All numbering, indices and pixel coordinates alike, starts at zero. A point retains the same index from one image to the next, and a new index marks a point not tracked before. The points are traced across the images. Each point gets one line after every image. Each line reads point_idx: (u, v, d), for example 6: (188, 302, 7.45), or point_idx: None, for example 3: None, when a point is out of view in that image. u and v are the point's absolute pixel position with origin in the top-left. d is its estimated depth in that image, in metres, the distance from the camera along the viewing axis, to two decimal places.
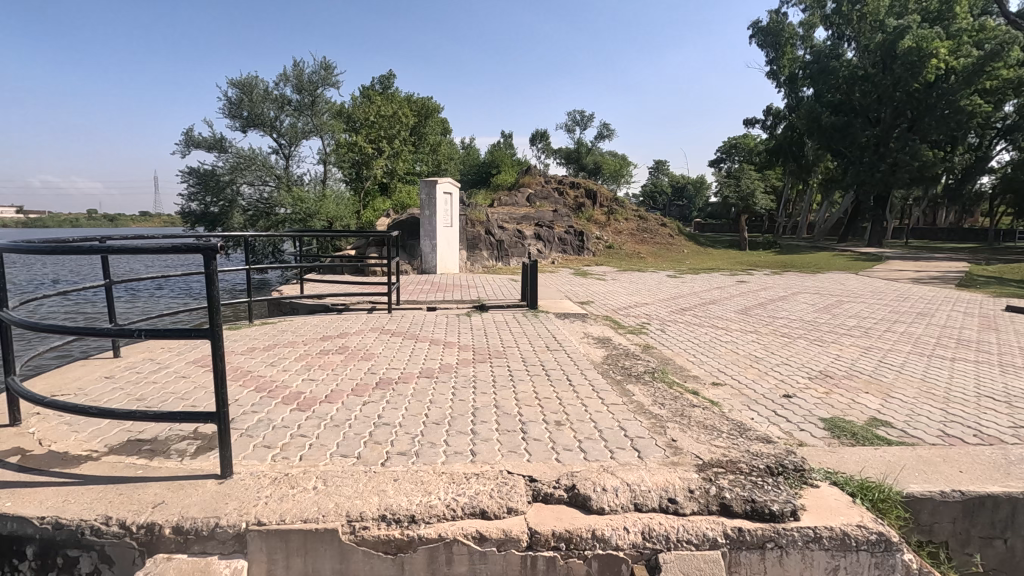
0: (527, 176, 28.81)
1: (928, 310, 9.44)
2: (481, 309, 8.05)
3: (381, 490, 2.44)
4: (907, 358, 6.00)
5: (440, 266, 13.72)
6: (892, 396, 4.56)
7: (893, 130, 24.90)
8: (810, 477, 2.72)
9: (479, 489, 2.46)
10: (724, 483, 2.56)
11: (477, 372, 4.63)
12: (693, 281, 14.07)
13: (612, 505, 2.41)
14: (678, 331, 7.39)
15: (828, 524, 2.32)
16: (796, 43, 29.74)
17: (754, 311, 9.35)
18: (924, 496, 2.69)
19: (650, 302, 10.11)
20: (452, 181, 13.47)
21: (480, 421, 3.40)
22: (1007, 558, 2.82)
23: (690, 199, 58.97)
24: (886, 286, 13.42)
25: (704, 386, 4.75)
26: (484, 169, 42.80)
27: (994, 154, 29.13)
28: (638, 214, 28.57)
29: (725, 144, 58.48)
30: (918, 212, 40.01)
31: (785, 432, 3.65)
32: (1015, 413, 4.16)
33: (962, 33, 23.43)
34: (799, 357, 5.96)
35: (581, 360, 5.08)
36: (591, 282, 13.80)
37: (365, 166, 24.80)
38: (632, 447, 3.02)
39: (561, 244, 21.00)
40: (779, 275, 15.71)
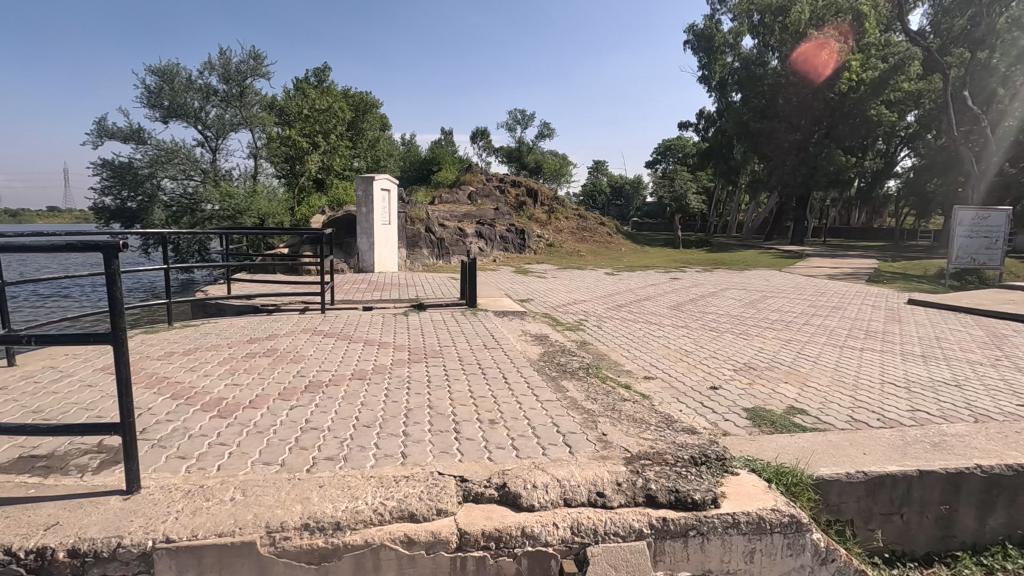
0: (468, 173, 28.56)
1: (841, 305, 10.15)
2: (419, 309, 7.93)
3: (306, 497, 2.34)
4: (822, 349, 6.43)
5: (378, 263, 13.38)
6: (808, 385, 4.87)
7: (812, 136, 26.85)
8: (731, 465, 2.84)
9: (409, 492, 2.41)
10: (650, 474, 2.63)
11: (412, 372, 4.55)
12: (630, 279, 14.47)
13: (542, 501, 2.42)
14: (614, 327, 7.58)
15: (746, 509, 2.43)
16: (726, 50, 31.05)
17: (686, 307, 9.71)
18: (832, 478, 2.88)
19: (589, 299, 10.32)
20: (389, 178, 13.23)
21: (412, 423, 3.34)
22: (903, 531, 3.05)
23: (628, 199, 60.65)
24: (806, 282, 14.32)
25: (636, 380, 4.88)
26: (426, 166, 42.24)
27: (899, 160, 31.66)
28: (579, 213, 29.02)
29: (661, 145, 60.62)
30: (834, 213, 42.98)
31: (710, 423, 3.82)
32: (914, 398, 4.55)
33: (869, 47, 24.89)
34: (726, 350, 6.25)
35: (520, 357, 5.09)
36: (532, 279, 13.89)
37: (298, 161, 23.80)
38: (563, 443, 3.05)
39: (502, 243, 21.07)
40: (710, 272, 16.44)
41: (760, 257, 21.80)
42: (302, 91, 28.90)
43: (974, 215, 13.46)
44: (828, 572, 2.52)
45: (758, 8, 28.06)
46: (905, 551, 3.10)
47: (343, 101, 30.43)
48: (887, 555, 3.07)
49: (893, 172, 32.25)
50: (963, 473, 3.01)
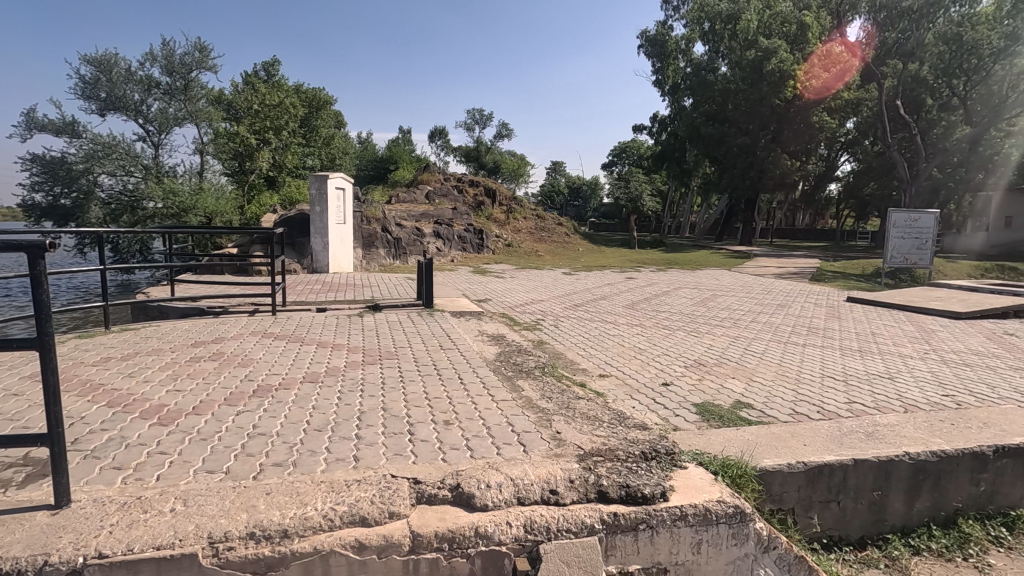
0: (425, 173, 28.21)
1: (786, 303, 10.61)
2: (375, 309, 7.82)
3: (252, 505, 2.27)
4: (768, 345, 6.70)
5: (332, 263, 13.06)
6: (754, 379, 5.07)
7: (759, 140, 27.69)
8: (680, 459, 2.92)
9: (360, 496, 2.37)
10: (602, 470, 2.67)
11: (366, 374, 4.47)
12: (587, 278, 14.67)
13: (495, 500, 2.43)
14: (570, 326, 7.68)
15: (693, 502, 2.50)
16: (678, 56, 31.93)
17: (640, 306, 9.94)
18: (774, 469, 3.01)
19: (546, 299, 10.41)
20: (343, 177, 12.99)
21: (365, 425, 3.28)
22: (839, 517, 3.20)
23: (586, 199, 61.60)
24: (754, 281, 14.88)
25: (591, 378, 4.97)
26: (382, 164, 41.57)
27: (839, 165, 33.30)
28: (537, 213, 29.20)
29: (617, 147, 61.83)
30: (780, 214, 44.87)
31: (661, 418, 3.93)
32: (851, 390, 4.80)
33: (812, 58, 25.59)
34: (677, 348, 6.43)
35: (476, 358, 5.09)
36: (490, 280, 13.87)
37: (248, 158, 22.98)
38: (518, 442, 3.07)
39: (460, 243, 20.96)
40: (664, 272, 16.83)
41: (711, 258, 22.44)
42: (251, 86, 27.96)
43: (908, 218, 14.33)
44: (770, 559, 2.62)
45: (709, 16, 28.83)
46: (842, 536, 3.26)
47: (295, 97, 29.60)
48: (824, 541, 3.23)
49: (834, 176, 33.92)
50: (893, 460, 3.19)
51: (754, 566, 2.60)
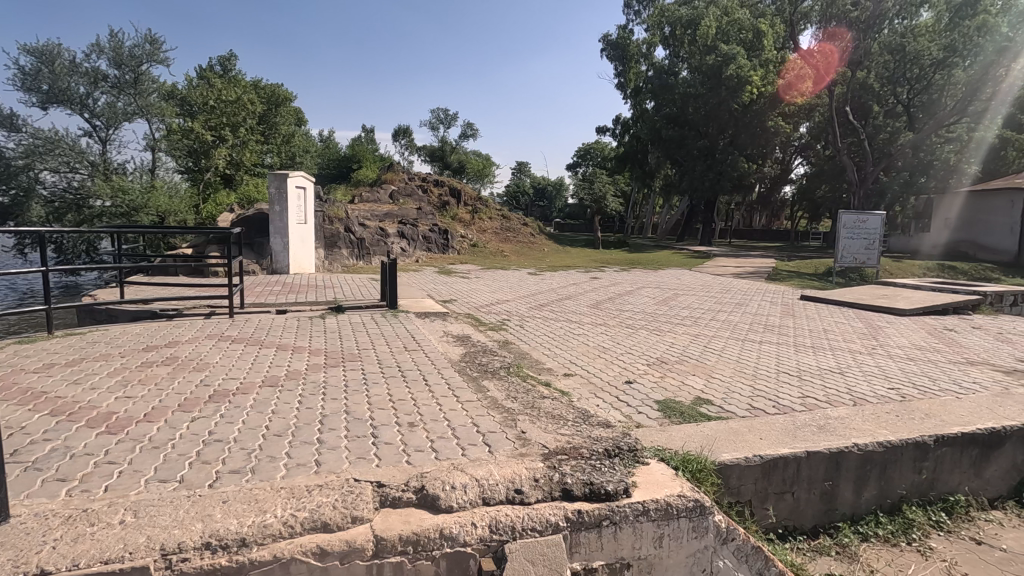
0: (389, 172, 27.86)
1: (744, 301, 10.96)
2: (338, 311, 7.68)
3: (208, 514, 2.19)
4: (726, 343, 6.89)
5: (292, 264, 12.75)
6: (713, 376, 5.22)
7: (718, 143, 28.43)
8: (642, 455, 2.97)
9: (322, 501, 2.32)
10: (566, 468, 2.70)
11: (328, 377, 4.38)
12: (552, 278, 14.77)
13: (460, 501, 2.42)
14: (535, 326, 7.72)
15: (654, 497, 2.55)
16: (639, 60, 32.47)
17: (604, 305, 10.08)
18: (732, 463, 3.10)
19: (512, 299, 10.42)
20: (303, 176, 12.72)
21: (327, 429, 3.22)
22: (794, 507, 3.32)
23: (551, 200, 62.12)
24: (714, 280, 15.27)
25: (556, 378, 5.01)
26: (345, 163, 40.84)
27: (793, 168, 34.54)
28: (502, 213, 29.23)
29: (581, 148, 62.53)
30: (738, 215, 46.25)
31: (625, 416, 4.00)
32: (805, 385, 4.98)
33: (768, 64, 26.48)
34: (640, 346, 6.55)
35: (440, 359, 5.06)
36: (456, 280, 13.81)
37: (204, 156, 22.18)
38: (483, 442, 3.07)
39: (425, 243, 20.81)
40: (627, 272, 17.10)
41: (673, 258, 22.92)
42: (206, 81, 27.05)
43: (857, 220, 14.98)
44: (729, 551, 2.69)
45: (670, 21, 29.41)
46: (796, 526, 3.38)
47: (253, 93, 28.80)
48: (779, 531, 3.34)
49: (789, 178, 35.17)
50: (843, 452, 3.34)
51: (713, 558, 2.67)
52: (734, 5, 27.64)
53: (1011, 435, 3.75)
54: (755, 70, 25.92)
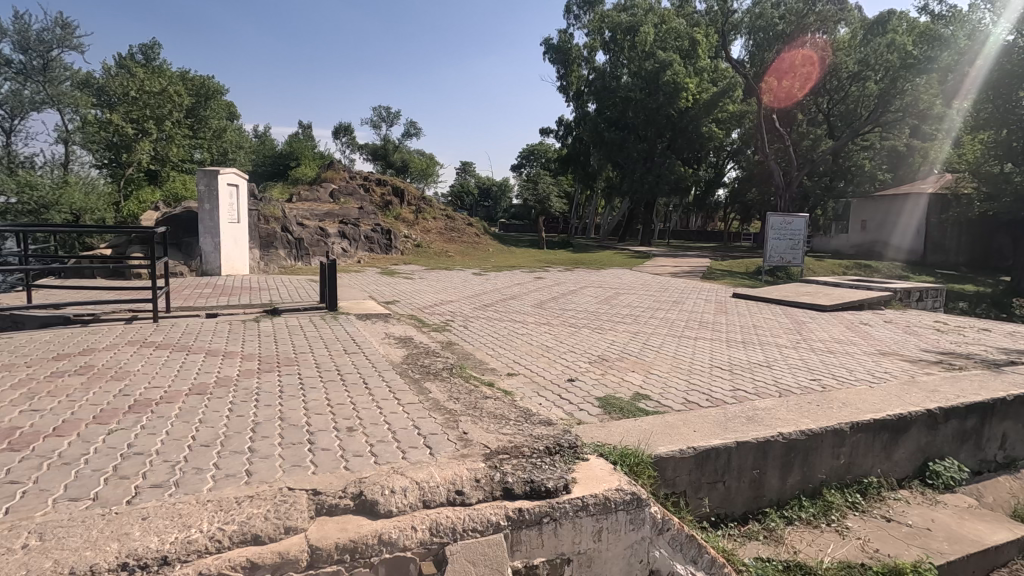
0: (329, 170, 27.03)
1: (681, 299, 11.37)
2: (273, 314, 7.37)
3: (125, 532, 2.05)
4: (664, 339, 7.13)
5: (225, 264, 12.13)
6: (651, 372, 5.39)
7: (656, 146, 29.37)
8: (582, 451, 3.02)
9: (253, 512, 2.23)
10: (507, 468, 2.70)
11: (262, 383, 4.20)
12: (497, 279, 14.79)
13: (400, 505, 2.38)
14: (479, 326, 7.71)
15: (593, 492, 2.61)
16: (581, 63, 33.05)
17: (548, 304, 10.19)
18: (668, 455, 3.21)
19: (456, 300, 10.36)
20: (235, 172, 12.19)
21: (260, 437, 3.09)
22: (725, 496, 3.47)
23: (496, 200, 62.29)
24: (653, 279, 15.77)
25: (500, 378, 5.02)
26: (282, 161, 39.37)
27: (726, 172, 36.19)
28: (446, 213, 29.01)
29: (525, 149, 63.12)
30: (675, 216, 48.01)
31: (567, 413, 4.06)
32: (735, 378, 5.23)
33: (703, 71, 27.86)
34: (582, 345, 6.67)
35: (382, 361, 4.96)
36: (399, 281, 13.58)
37: (125, 150, 20.75)
38: (424, 445, 3.04)
39: (367, 243, 20.33)
40: (570, 272, 17.37)
41: (614, 257, 23.47)
42: (126, 71, 25.34)
43: (783, 222, 15.89)
44: (664, 540, 2.78)
45: (610, 26, 30.07)
46: (727, 514, 3.54)
47: (180, 85, 27.24)
48: (712, 519, 3.48)
49: (722, 182, 36.82)
50: (770, 442, 3.52)
51: (650, 549, 2.75)
52: (671, 14, 28.72)
53: (915, 420, 4.09)
54: (690, 77, 27.03)
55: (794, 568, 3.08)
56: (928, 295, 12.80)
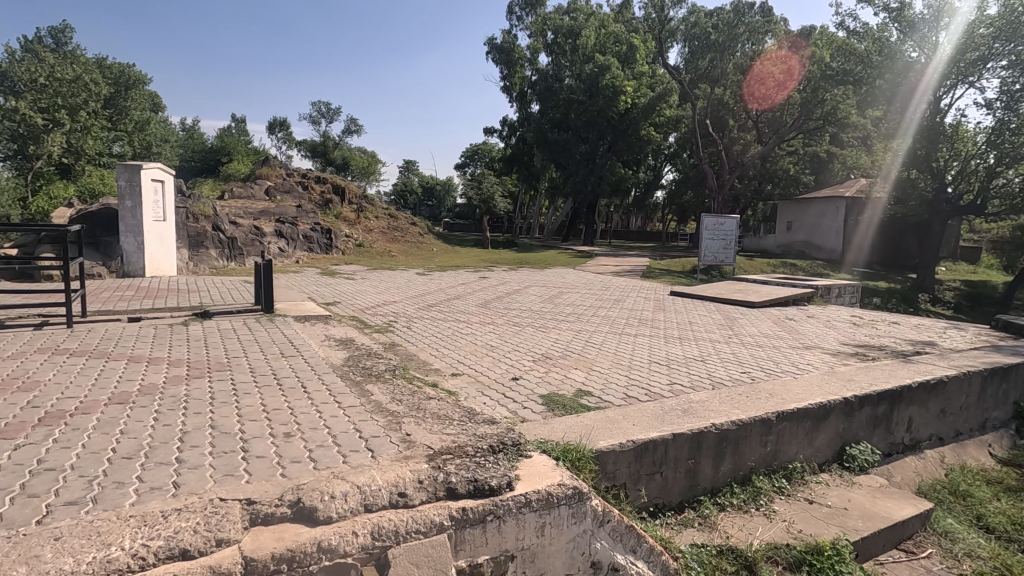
0: (265, 167, 25.91)
1: (621, 297, 11.69)
2: (204, 317, 7.02)
3: (34, 555, 1.90)
4: (606, 337, 7.32)
5: (149, 264, 11.40)
6: (593, 368, 5.52)
7: (598, 148, 30.00)
8: (525, 448, 3.06)
9: (180, 526, 2.11)
10: (451, 467, 2.69)
11: (190, 390, 3.98)
12: (441, 278, 14.68)
13: (340, 511, 2.32)
14: (423, 327, 7.64)
15: (536, 488, 2.65)
16: (524, 64, 33.29)
17: (492, 304, 10.23)
18: (608, 449, 3.30)
19: (399, 300, 10.20)
20: (160, 168, 11.51)
21: (188, 447, 2.93)
22: (663, 487, 3.60)
23: (440, 200, 61.85)
24: (595, 278, 16.12)
25: (444, 378, 4.99)
26: (212, 156, 37.41)
27: (664, 174, 37.51)
28: (389, 212, 28.49)
29: (469, 149, 63.05)
30: (616, 217, 49.30)
31: (511, 412, 4.10)
32: (672, 373, 5.44)
33: (641, 75, 28.66)
34: (526, 343, 6.73)
35: (321, 364, 4.80)
36: (339, 281, 13.23)
37: (33, 141, 19.10)
38: (366, 448, 2.98)
39: (306, 243, 19.66)
40: (515, 271, 17.49)
41: (558, 257, 23.81)
42: (33, 55, 23.35)
43: (716, 223, 16.67)
44: (605, 532, 2.84)
45: (552, 28, 30.42)
46: (665, 503, 3.66)
47: (97, 73, 25.38)
48: (650, 509, 3.60)
49: (660, 184, 38.12)
50: (703, 432, 3.69)
51: (592, 541, 2.81)
52: (610, 19, 29.45)
53: (834, 407, 4.39)
54: (629, 82, 27.80)
55: (727, 552, 3.23)
56: (846, 292, 13.77)
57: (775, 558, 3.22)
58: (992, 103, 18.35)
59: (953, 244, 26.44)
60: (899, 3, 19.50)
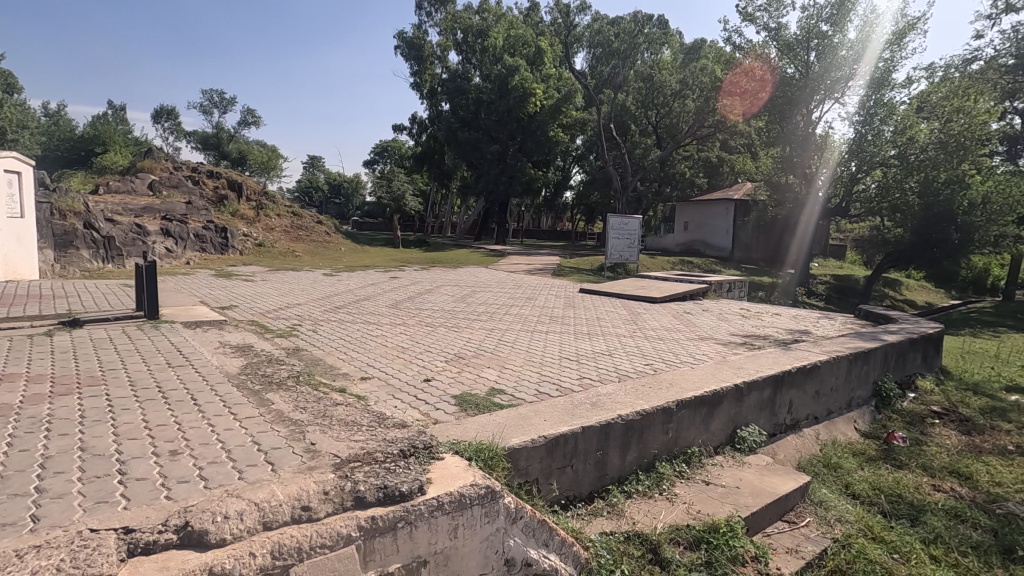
0: (147, 159, 23.62)
1: (533, 295, 11.90)
2: (73, 326, 6.25)
3: None
4: (518, 335, 7.41)
5: (3, 267, 9.99)
6: (506, 367, 5.55)
7: (508, 148, 30.27)
8: (437, 451, 3.01)
9: (39, 565, 1.85)
10: (358, 475, 2.57)
11: (54, 410, 3.51)
12: (349, 279, 14.14)
13: (235, 532, 2.15)
14: (330, 330, 7.31)
15: (448, 490, 2.61)
16: (434, 61, 32.93)
17: (403, 304, 10.02)
18: (520, 446, 3.33)
19: (303, 302, 9.70)
20: (16, 157, 10.14)
21: (51, 474, 2.58)
22: (573, 479, 3.68)
23: (348, 198, 59.87)
24: (508, 277, 16.30)
25: (352, 383, 4.79)
26: (84, 145, 33.70)
27: (572, 175, 38.72)
28: (293, 211, 27.08)
29: (379, 145, 61.67)
30: (527, 216, 50.28)
31: (423, 414, 4.03)
32: (581, 368, 5.61)
33: (548, 78, 29.29)
34: (439, 344, 6.65)
35: (213, 374, 4.44)
36: (237, 283, 12.36)
37: None
38: (265, 461, 2.79)
39: (197, 243, 18.17)
40: (426, 271, 17.25)
41: (470, 256, 23.85)
42: None
43: (621, 223, 17.43)
44: (518, 528, 2.86)
45: (461, 27, 30.38)
46: (576, 495, 3.76)
47: None
48: (562, 502, 3.67)
49: (568, 184, 39.34)
50: (611, 424, 3.83)
51: (505, 539, 2.82)
52: (518, 22, 29.98)
53: (726, 394, 4.74)
54: (536, 84, 28.33)
55: (634, 537, 3.38)
56: (735, 287, 14.97)
57: (677, 538, 3.42)
58: (854, 117, 20.74)
59: (825, 242, 29.49)
60: (777, 24, 21.43)
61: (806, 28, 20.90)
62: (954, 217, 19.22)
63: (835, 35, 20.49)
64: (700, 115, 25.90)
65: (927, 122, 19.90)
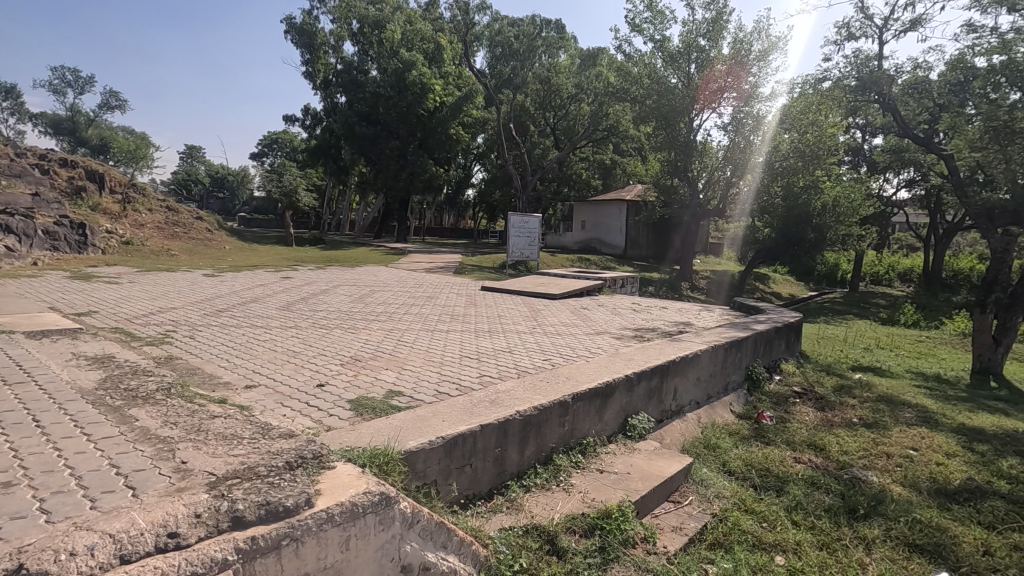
0: None
1: (434, 294, 11.77)
2: None
3: None
4: (417, 334, 7.26)
5: None
6: (405, 368, 5.43)
7: (408, 144, 29.51)
8: (328, 459, 2.86)
9: None
10: (237, 493, 2.37)
11: None
12: (235, 280, 13.12)
13: (84, 569, 1.89)
14: (211, 335, 6.71)
15: (338, 501, 2.48)
16: (327, 51, 31.41)
17: (296, 306, 9.47)
18: (417, 449, 3.27)
19: (179, 306, 8.84)
20: None
21: None
22: (473, 477, 3.67)
23: (232, 192, 55.63)
24: (409, 275, 16.00)
25: (234, 393, 4.41)
26: None
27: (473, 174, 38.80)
28: (166, 206, 24.60)
29: (268, 137, 58.12)
30: (429, 214, 49.73)
31: (314, 421, 3.82)
32: (481, 366, 5.62)
33: (448, 75, 28.96)
34: (334, 347, 6.34)
35: (61, 391, 3.88)
36: (98, 286, 10.98)
37: None
38: (124, 486, 2.49)
39: (47, 240, 15.95)
40: (321, 270, 16.45)
41: (368, 254, 23.10)
42: None
43: (522, 221, 17.71)
44: (415, 532, 2.80)
45: (357, 17, 29.36)
46: (475, 493, 3.74)
47: None
48: (462, 501, 3.64)
49: (470, 183, 39.40)
50: (509, 421, 3.87)
51: (401, 544, 2.73)
52: (416, 16, 29.45)
53: (618, 385, 4.98)
54: (436, 80, 27.86)
55: (531, 531, 3.44)
56: (628, 283, 15.81)
57: (572, 527, 3.54)
58: (726, 126, 22.49)
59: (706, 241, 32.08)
60: (661, 36, 22.85)
61: (686, 41, 22.45)
62: (811, 218, 22.14)
63: (712, 49, 22.39)
64: (594, 118, 27.05)
65: (788, 134, 22.14)
